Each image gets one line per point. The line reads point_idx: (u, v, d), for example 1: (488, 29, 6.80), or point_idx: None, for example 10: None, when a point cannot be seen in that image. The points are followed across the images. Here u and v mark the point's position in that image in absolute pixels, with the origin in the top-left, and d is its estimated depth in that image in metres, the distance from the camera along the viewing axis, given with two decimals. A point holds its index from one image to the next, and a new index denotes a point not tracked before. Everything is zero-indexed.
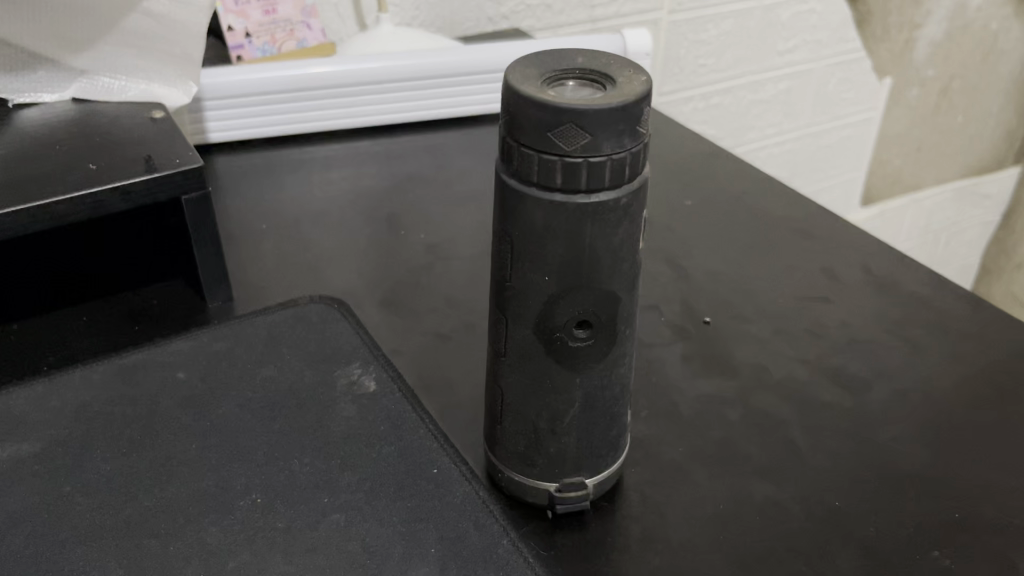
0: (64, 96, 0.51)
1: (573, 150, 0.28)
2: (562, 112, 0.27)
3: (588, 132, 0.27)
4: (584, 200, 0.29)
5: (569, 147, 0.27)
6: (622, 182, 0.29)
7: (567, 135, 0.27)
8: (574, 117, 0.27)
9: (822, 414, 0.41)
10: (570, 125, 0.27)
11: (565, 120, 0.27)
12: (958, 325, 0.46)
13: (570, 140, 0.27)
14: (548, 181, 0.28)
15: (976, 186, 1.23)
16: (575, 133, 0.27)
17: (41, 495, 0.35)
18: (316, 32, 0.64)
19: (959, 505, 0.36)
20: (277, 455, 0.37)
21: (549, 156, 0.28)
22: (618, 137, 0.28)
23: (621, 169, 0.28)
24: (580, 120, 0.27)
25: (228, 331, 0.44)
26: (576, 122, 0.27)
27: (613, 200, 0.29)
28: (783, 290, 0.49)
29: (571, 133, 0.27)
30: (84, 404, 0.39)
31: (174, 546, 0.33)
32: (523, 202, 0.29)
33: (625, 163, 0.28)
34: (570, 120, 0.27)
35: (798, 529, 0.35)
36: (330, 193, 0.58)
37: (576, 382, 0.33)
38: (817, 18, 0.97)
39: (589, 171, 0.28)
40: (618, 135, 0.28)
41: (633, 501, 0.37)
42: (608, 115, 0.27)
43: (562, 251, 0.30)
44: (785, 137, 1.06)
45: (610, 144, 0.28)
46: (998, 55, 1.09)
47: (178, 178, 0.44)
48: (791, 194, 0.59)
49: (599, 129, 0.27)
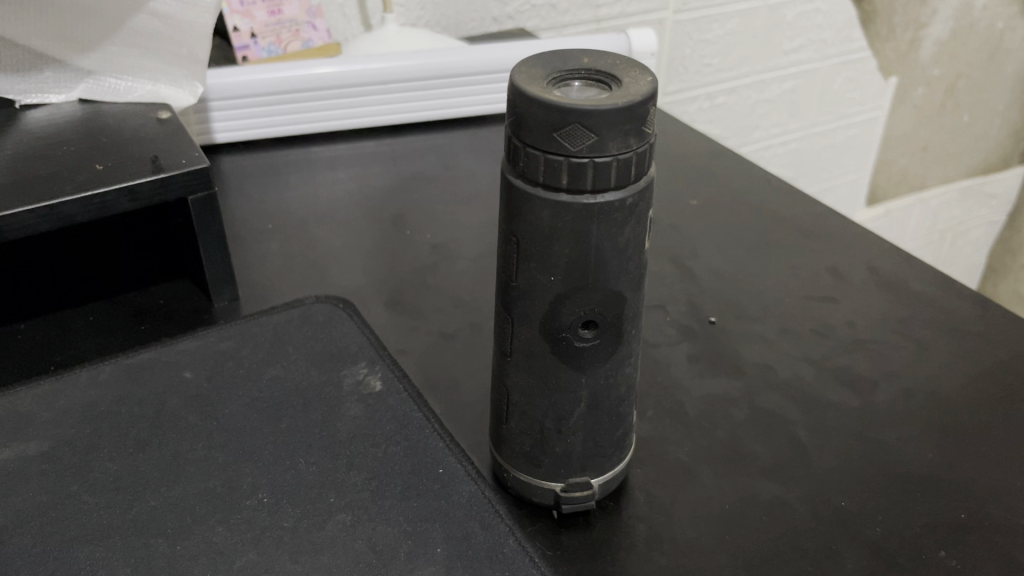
0: (72, 96, 0.51)
1: (579, 151, 0.28)
2: (567, 112, 0.27)
3: (593, 132, 0.27)
4: (590, 200, 0.29)
5: (576, 147, 0.27)
6: (628, 182, 0.29)
7: (574, 137, 0.27)
8: (579, 117, 0.27)
9: (827, 414, 0.41)
10: (575, 125, 0.27)
11: (570, 120, 0.27)
12: (965, 325, 0.46)
13: (575, 140, 0.27)
14: (554, 181, 0.28)
15: (982, 185, 1.23)
16: (580, 133, 0.27)
17: (50, 494, 0.35)
18: (321, 32, 0.64)
19: (967, 506, 0.36)
20: (284, 455, 0.37)
21: (555, 157, 0.28)
22: (625, 137, 0.28)
23: (627, 170, 0.28)
24: (585, 120, 0.27)
25: (235, 330, 0.44)
26: (581, 122, 0.27)
27: (619, 201, 0.29)
28: (789, 290, 0.49)
29: (575, 133, 0.27)
30: (91, 404, 0.40)
31: (181, 546, 0.33)
32: (528, 202, 0.29)
33: (632, 162, 0.28)
34: (575, 120, 0.27)
35: (804, 529, 0.35)
36: (335, 193, 0.58)
37: (581, 381, 0.33)
38: (823, 17, 0.96)
39: (594, 172, 0.28)
40: (624, 136, 0.28)
41: (639, 501, 0.37)
42: (613, 115, 0.27)
43: (568, 252, 0.30)
44: (790, 136, 1.06)
45: (616, 147, 0.28)
46: (1003, 54, 1.09)
47: (184, 178, 0.44)
48: (796, 194, 0.59)
49: (606, 131, 0.27)
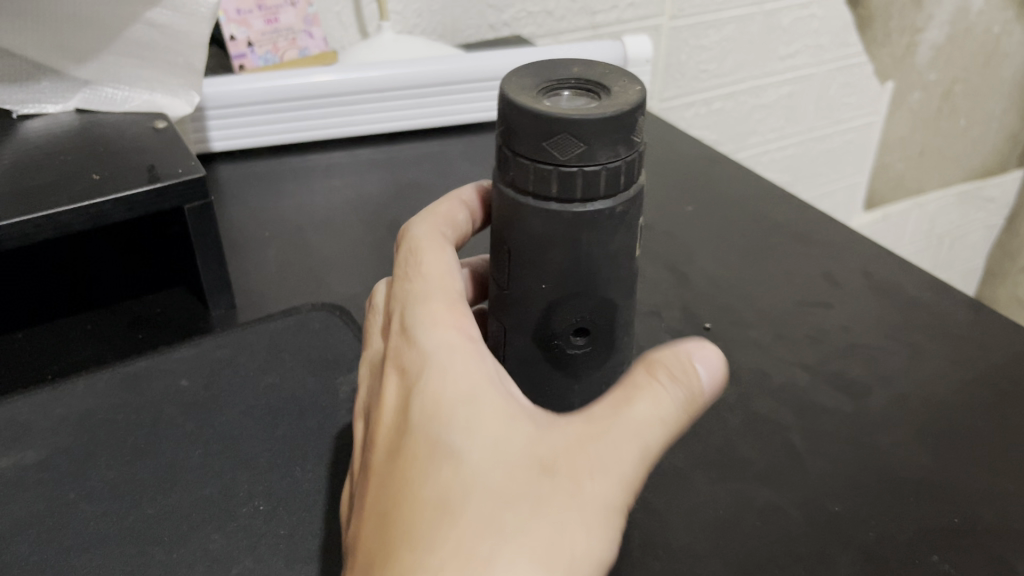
0: (69, 105, 0.52)
1: (568, 159, 0.28)
2: (555, 122, 0.27)
3: (582, 141, 0.27)
4: (580, 209, 0.29)
5: (564, 156, 0.27)
6: (617, 191, 0.29)
7: (561, 151, 0.27)
8: (567, 126, 0.27)
9: (822, 419, 0.41)
10: (564, 133, 0.27)
11: (559, 129, 0.27)
12: (960, 330, 0.46)
13: (563, 149, 0.27)
14: (543, 190, 0.29)
15: (980, 189, 1.23)
16: (569, 142, 0.27)
17: (47, 502, 0.35)
18: (317, 40, 0.65)
19: (959, 510, 0.36)
20: (280, 462, 0.37)
21: (545, 166, 0.28)
22: (613, 146, 0.28)
23: (616, 178, 0.28)
24: (573, 129, 0.27)
25: (231, 338, 0.45)
26: (569, 131, 0.27)
27: (608, 210, 0.29)
28: (784, 295, 0.50)
29: (564, 142, 0.27)
30: (89, 411, 0.40)
31: (177, 553, 0.33)
32: (520, 212, 0.29)
33: (620, 171, 0.28)
34: (564, 130, 0.27)
35: (798, 534, 0.35)
36: (332, 201, 0.59)
37: (574, 387, 0.33)
38: (819, 23, 0.96)
39: (583, 180, 0.28)
40: (612, 145, 0.28)
41: (634, 506, 0.37)
42: (601, 125, 0.27)
43: (561, 259, 0.30)
44: (787, 141, 1.06)
45: (604, 157, 0.28)
46: (999, 59, 1.09)
47: (181, 188, 0.44)
48: (791, 200, 0.59)
49: (593, 142, 0.27)
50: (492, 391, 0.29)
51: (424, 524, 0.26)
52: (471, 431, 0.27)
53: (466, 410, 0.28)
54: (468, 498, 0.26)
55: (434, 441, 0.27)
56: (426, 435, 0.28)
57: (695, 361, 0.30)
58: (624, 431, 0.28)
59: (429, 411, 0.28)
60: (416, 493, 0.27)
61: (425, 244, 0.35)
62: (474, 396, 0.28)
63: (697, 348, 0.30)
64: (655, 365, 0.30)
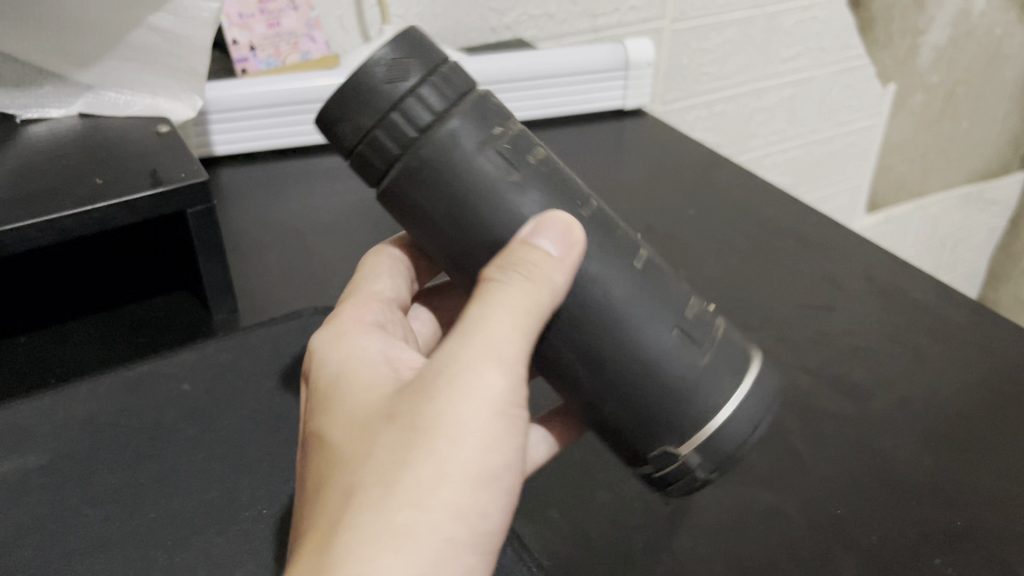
0: (72, 110, 0.52)
1: (352, 138, 0.30)
2: (321, 123, 0.31)
3: (347, 117, 0.30)
4: (394, 172, 0.30)
5: (347, 138, 0.30)
6: (416, 137, 0.30)
7: (383, 91, 0.29)
8: (330, 119, 0.30)
9: (824, 422, 0.41)
10: (333, 123, 0.30)
11: (327, 124, 0.31)
12: (962, 333, 0.46)
13: (342, 135, 0.30)
14: (370, 179, 0.31)
15: (982, 190, 1.23)
16: (341, 127, 0.30)
17: (49, 507, 0.35)
18: (320, 44, 0.65)
19: (962, 514, 0.36)
20: (282, 467, 0.37)
21: (352, 160, 0.31)
22: (371, 103, 0.30)
23: (403, 126, 0.30)
24: (330, 117, 0.30)
25: (234, 342, 0.45)
26: (336, 118, 0.30)
27: (416, 157, 0.30)
28: (785, 299, 0.50)
29: (338, 129, 0.30)
30: (92, 415, 0.40)
31: (180, 557, 0.33)
32: (399, 192, 0.30)
33: (401, 115, 0.30)
34: (329, 122, 0.31)
35: (800, 537, 0.35)
36: (334, 204, 0.59)
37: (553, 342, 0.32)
38: (821, 25, 0.96)
39: (376, 147, 0.30)
40: (371, 101, 0.30)
41: (636, 510, 0.37)
42: (341, 101, 0.30)
43: (422, 230, 0.31)
44: (789, 143, 1.06)
45: (432, 92, 0.30)
46: (1001, 60, 1.09)
47: (184, 193, 0.44)
48: (792, 203, 0.59)
49: (414, 75, 0.29)
50: (356, 375, 0.32)
51: (311, 499, 0.29)
52: (337, 414, 0.31)
53: (336, 399, 0.31)
54: (339, 463, 0.29)
55: (317, 433, 0.31)
56: (313, 429, 0.31)
57: (541, 233, 0.29)
58: (486, 342, 0.29)
59: (317, 408, 0.32)
60: (308, 479, 0.30)
61: (356, 274, 0.40)
62: (339, 385, 0.32)
63: (532, 228, 0.29)
64: (491, 264, 0.30)
